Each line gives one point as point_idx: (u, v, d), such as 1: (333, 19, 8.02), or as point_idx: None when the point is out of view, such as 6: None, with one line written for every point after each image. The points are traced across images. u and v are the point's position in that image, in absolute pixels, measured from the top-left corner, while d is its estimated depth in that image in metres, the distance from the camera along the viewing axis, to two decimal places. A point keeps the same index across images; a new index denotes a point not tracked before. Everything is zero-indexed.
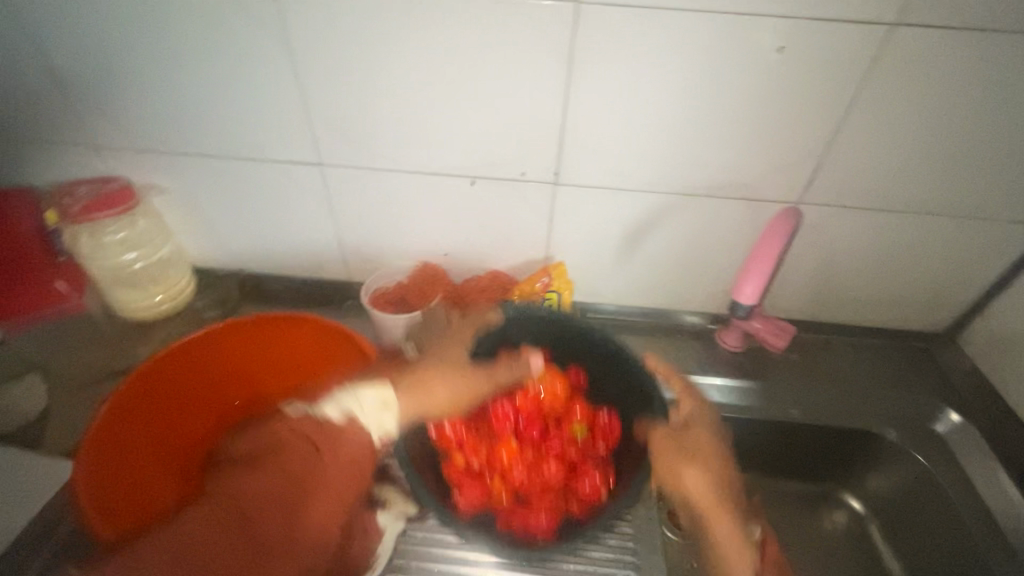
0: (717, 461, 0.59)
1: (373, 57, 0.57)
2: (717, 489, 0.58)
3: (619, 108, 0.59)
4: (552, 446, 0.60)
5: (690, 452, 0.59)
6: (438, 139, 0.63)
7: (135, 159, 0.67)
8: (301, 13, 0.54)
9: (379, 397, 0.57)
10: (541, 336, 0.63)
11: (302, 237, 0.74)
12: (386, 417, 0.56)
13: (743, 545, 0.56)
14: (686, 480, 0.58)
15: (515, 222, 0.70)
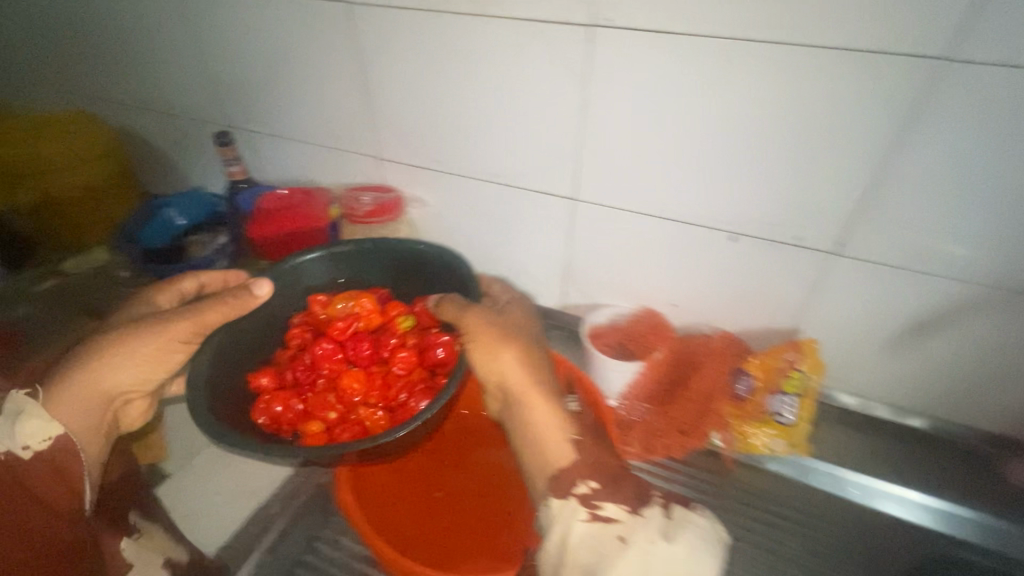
0: (523, 351, 0.61)
1: (670, 100, 0.55)
2: (541, 382, 0.60)
3: (946, 177, 0.50)
4: (310, 364, 0.61)
5: (517, 346, 0.61)
6: (706, 190, 0.60)
7: (408, 174, 0.74)
8: (610, 55, 0.55)
9: (15, 407, 0.48)
10: (371, 271, 0.69)
11: (533, 262, 0.76)
12: (28, 426, 0.47)
13: (563, 419, 0.57)
14: (509, 372, 0.60)
15: (764, 286, 0.63)
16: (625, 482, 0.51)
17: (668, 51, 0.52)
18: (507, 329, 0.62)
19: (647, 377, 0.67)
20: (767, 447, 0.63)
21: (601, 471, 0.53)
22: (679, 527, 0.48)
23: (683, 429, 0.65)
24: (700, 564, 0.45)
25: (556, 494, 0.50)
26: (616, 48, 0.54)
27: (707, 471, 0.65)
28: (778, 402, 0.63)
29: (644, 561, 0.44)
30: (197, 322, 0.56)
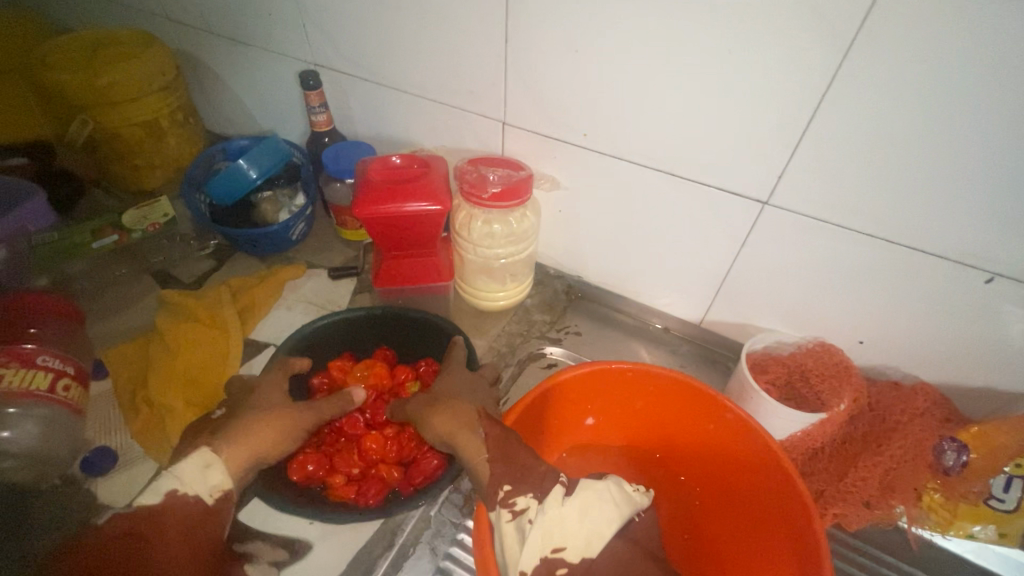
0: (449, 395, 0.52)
1: (985, 94, 0.39)
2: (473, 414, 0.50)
3: None
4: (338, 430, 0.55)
5: (438, 392, 0.53)
6: (975, 215, 0.44)
7: (541, 145, 0.59)
8: (922, 16, 0.38)
9: (203, 458, 0.47)
10: (362, 342, 0.62)
11: (679, 270, 0.62)
12: (215, 477, 0.47)
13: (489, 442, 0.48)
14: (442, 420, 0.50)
15: (1006, 341, 0.49)
16: (535, 469, 0.46)
17: (1003, 20, 0.36)
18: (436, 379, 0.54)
19: (822, 430, 0.54)
20: (969, 532, 0.52)
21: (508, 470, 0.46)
22: (581, 489, 0.46)
23: (867, 501, 0.53)
24: (601, 512, 0.45)
25: (489, 508, 0.44)
26: (935, 6, 0.37)
27: (887, 548, 0.54)
28: (994, 484, 0.50)
29: (548, 529, 0.43)
30: (332, 408, 0.53)
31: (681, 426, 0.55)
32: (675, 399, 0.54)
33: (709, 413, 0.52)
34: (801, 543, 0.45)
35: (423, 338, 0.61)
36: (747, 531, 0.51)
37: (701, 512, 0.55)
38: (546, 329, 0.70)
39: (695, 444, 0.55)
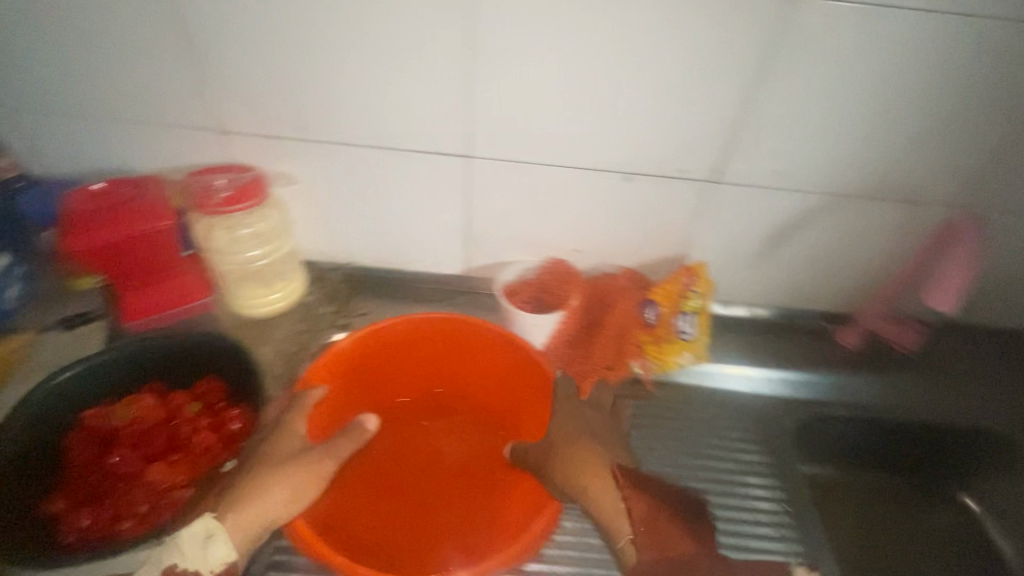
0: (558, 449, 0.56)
1: (571, 44, 0.53)
2: (590, 469, 0.54)
3: (801, 101, 0.57)
4: (111, 475, 0.53)
5: (580, 456, 0.55)
6: (604, 132, 0.60)
7: (264, 145, 0.62)
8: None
9: (207, 527, 0.47)
10: (120, 382, 0.58)
11: (431, 231, 0.71)
12: (216, 549, 0.46)
13: (602, 494, 0.52)
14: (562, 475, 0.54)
15: (658, 222, 0.67)
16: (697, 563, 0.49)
17: None
18: (562, 435, 0.57)
19: (567, 326, 0.69)
20: (678, 363, 0.71)
21: (667, 561, 0.48)
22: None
23: (610, 365, 0.70)
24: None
25: None
26: None
27: (634, 396, 0.71)
28: (681, 321, 0.70)
29: None
30: (336, 455, 0.54)
31: (436, 357, 0.67)
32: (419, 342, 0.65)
33: (451, 335, 0.65)
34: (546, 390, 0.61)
35: (189, 361, 0.59)
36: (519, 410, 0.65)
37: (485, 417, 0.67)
38: (333, 318, 0.73)
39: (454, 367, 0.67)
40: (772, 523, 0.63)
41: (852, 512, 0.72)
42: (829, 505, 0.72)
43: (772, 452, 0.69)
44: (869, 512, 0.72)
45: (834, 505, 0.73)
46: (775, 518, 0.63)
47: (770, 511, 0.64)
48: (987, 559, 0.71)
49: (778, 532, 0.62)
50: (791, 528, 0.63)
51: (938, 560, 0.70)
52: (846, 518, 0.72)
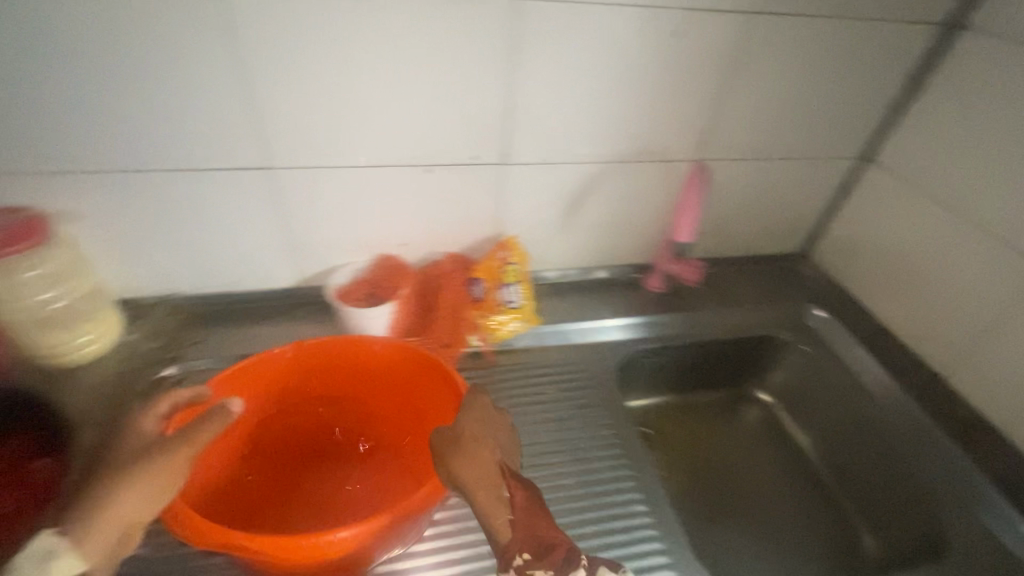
0: (460, 440, 0.57)
1: (338, 54, 0.59)
2: (484, 466, 0.55)
3: (554, 86, 0.67)
4: None
5: (475, 448, 0.56)
6: (395, 131, 0.66)
7: (44, 182, 0.60)
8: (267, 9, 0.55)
9: (49, 542, 0.47)
10: None
11: (251, 248, 0.72)
12: (62, 560, 0.46)
13: (489, 492, 0.53)
14: (461, 468, 0.54)
15: (467, 208, 0.75)
16: (555, 549, 0.49)
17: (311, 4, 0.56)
18: (474, 428, 0.58)
19: (402, 313, 0.74)
20: (511, 330, 0.79)
21: (524, 538, 0.50)
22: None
23: (447, 342, 0.76)
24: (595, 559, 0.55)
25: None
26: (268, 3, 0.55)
27: (476, 367, 0.78)
28: (506, 293, 0.77)
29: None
30: (193, 446, 0.53)
31: (337, 360, 0.69)
32: (317, 350, 0.67)
33: (348, 340, 0.67)
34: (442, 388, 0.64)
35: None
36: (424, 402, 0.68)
37: (391, 406, 0.72)
38: (160, 353, 0.71)
39: (358, 367, 0.70)
40: (606, 460, 0.71)
41: (683, 428, 0.89)
42: (665, 427, 0.88)
43: (606, 401, 0.77)
44: (693, 425, 0.89)
45: (668, 425, 0.88)
46: (609, 455, 0.71)
47: (606, 449, 0.72)
48: (785, 440, 0.89)
49: (613, 466, 0.70)
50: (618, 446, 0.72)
51: (750, 449, 0.88)
52: (677, 433, 0.88)
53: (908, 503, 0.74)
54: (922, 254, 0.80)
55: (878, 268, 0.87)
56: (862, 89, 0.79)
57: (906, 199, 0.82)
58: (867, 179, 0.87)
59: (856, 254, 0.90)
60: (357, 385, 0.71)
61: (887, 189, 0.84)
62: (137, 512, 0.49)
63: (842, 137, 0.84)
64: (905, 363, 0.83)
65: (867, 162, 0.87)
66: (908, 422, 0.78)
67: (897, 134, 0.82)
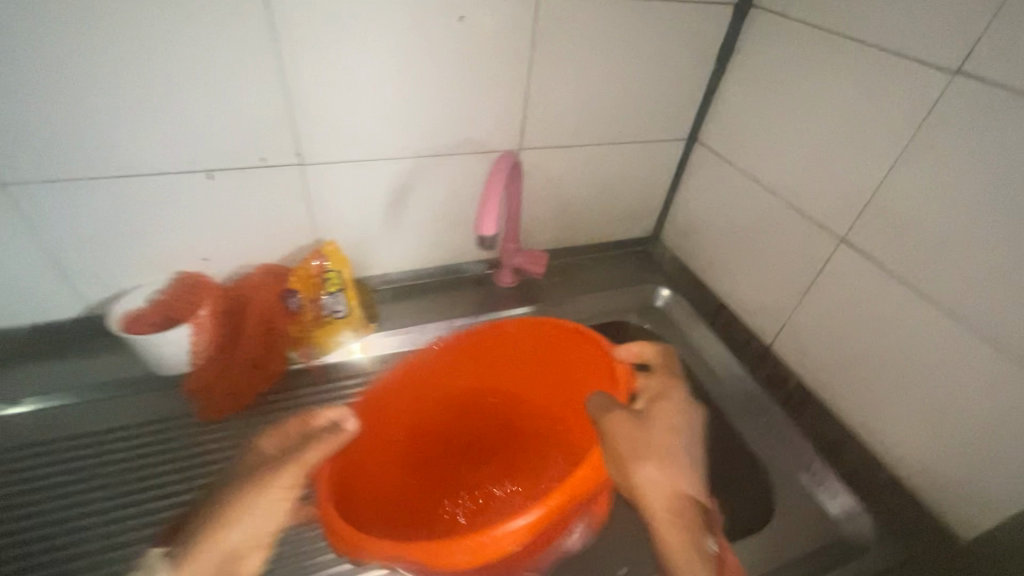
0: (658, 448, 0.53)
1: (60, 54, 0.52)
2: (680, 464, 0.53)
3: (339, 80, 0.62)
4: None
5: (681, 448, 0.55)
6: (162, 138, 0.60)
7: None
8: None
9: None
10: None
11: (13, 278, 0.63)
12: None
13: (682, 511, 0.50)
14: (653, 475, 0.51)
15: (274, 215, 0.70)
16: None
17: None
18: (663, 414, 0.58)
19: (202, 335, 0.66)
20: (339, 342, 0.74)
21: None
22: None
23: (261, 363, 0.69)
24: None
25: None
26: None
27: (303, 386, 0.72)
28: (327, 302, 0.72)
29: None
30: (302, 465, 0.50)
31: (467, 357, 0.67)
32: (468, 345, 0.66)
33: (497, 331, 0.65)
34: (591, 360, 0.64)
35: None
36: (575, 377, 0.67)
37: (507, 392, 0.72)
38: None
39: (461, 366, 0.67)
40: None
41: None
42: None
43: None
44: None
45: None
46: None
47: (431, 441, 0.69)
48: None
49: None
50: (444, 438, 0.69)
51: None
52: None
53: (742, 475, 0.74)
54: (743, 231, 0.83)
55: (713, 246, 0.89)
56: (676, 72, 0.79)
57: (729, 177, 0.83)
58: (698, 161, 0.89)
59: (696, 234, 0.92)
60: (489, 379, 0.71)
61: (715, 168, 0.86)
62: (258, 534, 0.47)
63: (668, 119, 0.84)
64: (741, 337, 0.85)
65: (696, 142, 0.88)
66: (743, 393, 0.79)
67: (716, 115, 0.83)
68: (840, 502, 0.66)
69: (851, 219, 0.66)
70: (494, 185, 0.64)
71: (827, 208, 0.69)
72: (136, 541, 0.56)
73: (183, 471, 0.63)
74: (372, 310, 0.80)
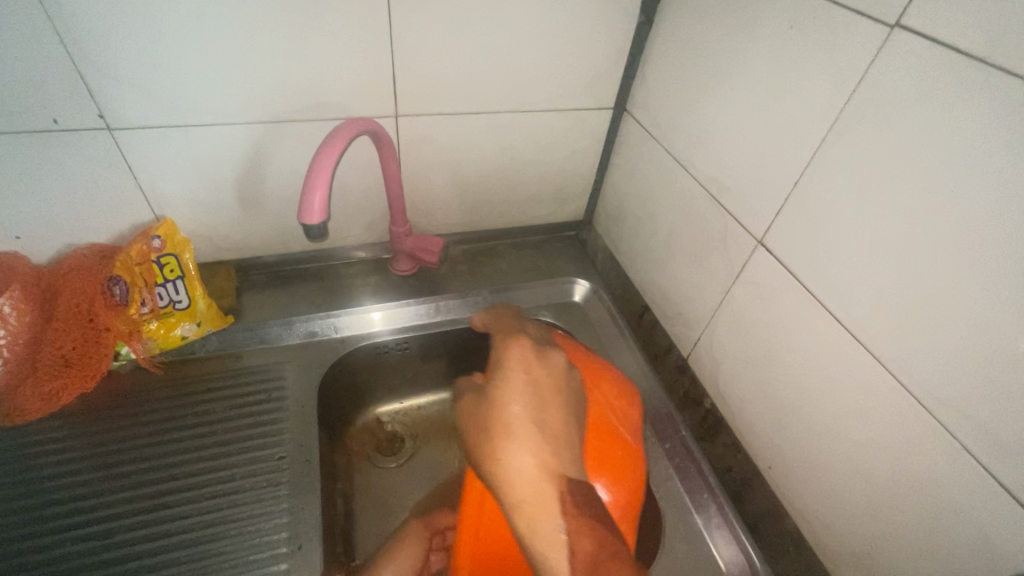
0: (517, 428, 0.47)
1: None
2: (544, 437, 0.46)
3: (138, 27, 0.51)
4: None
5: (541, 415, 0.47)
6: None
7: None
8: None
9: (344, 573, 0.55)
10: None
11: None
12: None
13: (546, 499, 0.43)
14: (518, 462, 0.45)
15: (94, 188, 0.60)
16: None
17: None
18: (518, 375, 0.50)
19: (5, 326, 0.58)
20: (181, 335, 0.65)
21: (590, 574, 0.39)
22: None
23: (75, 361, 0.60)
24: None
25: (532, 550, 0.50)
26: None
27: (135, 387, 0.63)
28: (162, 291, 0.63)
29: None
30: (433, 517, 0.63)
31: None
32: None
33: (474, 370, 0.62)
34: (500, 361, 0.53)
35: None
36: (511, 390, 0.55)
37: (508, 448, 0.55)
38: None
39: None
40: (262, 506, 0.56)
41: (440, 429, 0.79)
42: (420, 430, 0.78)
43: (289, 431, 0.62)
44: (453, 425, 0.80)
45: (423, 427, 0.79)
46: (267, 508, 0.56)
47: (274, 453, 0.60)
48: None
49: (268, 519, 0.55)
50: (289, 447, 0.61)
51: None
52: (432, 436, 0.78)
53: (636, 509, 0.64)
54: (664, 222, 0.70)
55: (636, 238, 0.77)
56: (590, 24, 0.64)
57: (654, 158, 0.70)
58: (626, 135, 0.75)
59: (622, 222, 0.80)
60: None
61: (641, 144, 0.72)
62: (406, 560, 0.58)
63: (587, 82, 0.70)
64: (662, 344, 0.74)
65: (624, 111, 0.74)
66: (654, 412, 0.67)
67: (643, 81, 0.70)
68: (733, 557, 0.56)
69: (771, 217, 0.53)
70: (350, 127, 0.55)
71: (748, 202, 0.56)
72: (149, 546, 0.52)
73: (145, 500, 0.55)
74: (229, 299, 0.70)
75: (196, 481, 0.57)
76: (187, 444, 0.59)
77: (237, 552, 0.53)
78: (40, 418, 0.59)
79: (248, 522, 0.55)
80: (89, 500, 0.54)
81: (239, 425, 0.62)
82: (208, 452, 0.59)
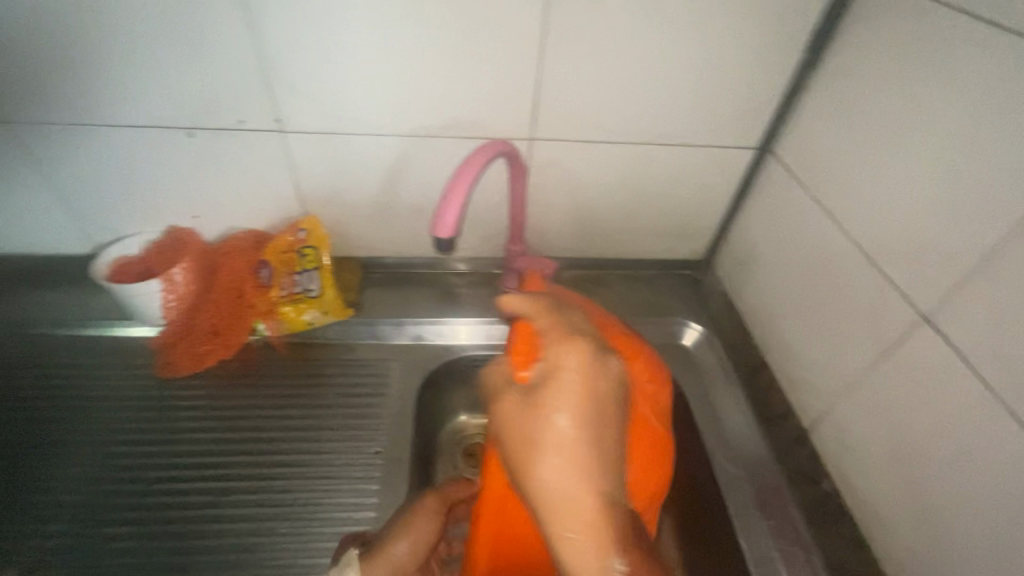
0: (565, 441, 0.41)
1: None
2: (598, 456, 0.40)
3: (319, 44, 0.56)
4: None
5: (597, 430, 0.41)
6: (137, 91, 0.58)
7: None
8: None
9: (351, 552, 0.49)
10: None
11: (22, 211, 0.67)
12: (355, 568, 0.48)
13: (602, 530, 0.38)
14: (560, 481, 0.40)
15: (260, 182, 0.67)
16: None
17: None
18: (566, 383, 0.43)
19: (175, 291, 0.66)
20: (308, 321, 0.71)
21: None
22: None
23: (223, 330, 0.68)
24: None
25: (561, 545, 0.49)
26: None
27: (263, 361, 0.70)
28: (300, 278, 0.69)
29: None
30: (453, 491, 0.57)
31: None
32: None
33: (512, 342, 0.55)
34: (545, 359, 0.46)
35: None
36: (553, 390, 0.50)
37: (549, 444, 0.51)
38: None
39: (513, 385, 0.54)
40: (355, 495, 0.59)
41: None
42: None
43: (388, 426, 0.65)
44: None
45: None
46: (359, 496, 0.59)
47: (371, 446, 0.63)
48: None
49: (358, 507, 0.58)
50: (384, 442, 0.63)
51: None
52: None
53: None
54: (801, 277, 0.64)
55: (764, 287, 0.71)
56: (746, 61, 0.61)
57: (798, 206, 0.64)
58: (767, 176, 0.70)
59: (750, 269, 0.74)
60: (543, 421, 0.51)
61: (785, 189, 0.67)
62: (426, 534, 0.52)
63: (733, 119, 0.66)
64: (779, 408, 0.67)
65: (769, 152, 0.69)
66: (762, 482, 0.61)
67: (797, 122, 0.64)
68: None
69: (946, 292, 0.46)
70: (489, 148, 0.56)
71: (915, 270, 0.49)
72: (257, 512, 0.57)
73: (257, 468, 0.60)
74: (352, 294, 0.75)
75: (301, 458, 0.61)
76: (297, 423, 0.64)
77: (329, 533, 0.56)
78: (188, 375, 0.67)
79: (341, 506, 0.58)
80: (214, 458, 0.60)
81: (344, 413, 0.66)
82: (314, 433, 0.63)
